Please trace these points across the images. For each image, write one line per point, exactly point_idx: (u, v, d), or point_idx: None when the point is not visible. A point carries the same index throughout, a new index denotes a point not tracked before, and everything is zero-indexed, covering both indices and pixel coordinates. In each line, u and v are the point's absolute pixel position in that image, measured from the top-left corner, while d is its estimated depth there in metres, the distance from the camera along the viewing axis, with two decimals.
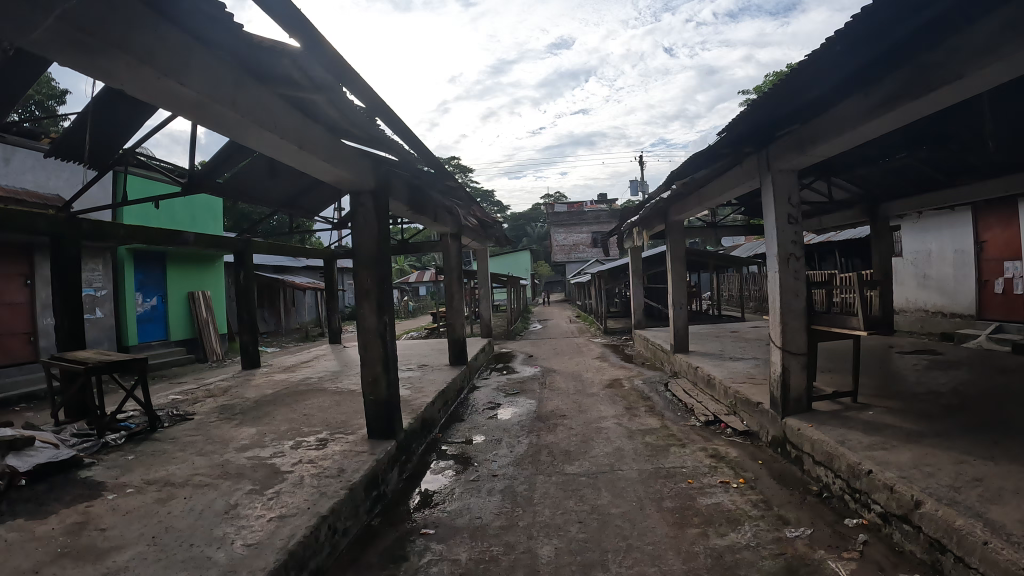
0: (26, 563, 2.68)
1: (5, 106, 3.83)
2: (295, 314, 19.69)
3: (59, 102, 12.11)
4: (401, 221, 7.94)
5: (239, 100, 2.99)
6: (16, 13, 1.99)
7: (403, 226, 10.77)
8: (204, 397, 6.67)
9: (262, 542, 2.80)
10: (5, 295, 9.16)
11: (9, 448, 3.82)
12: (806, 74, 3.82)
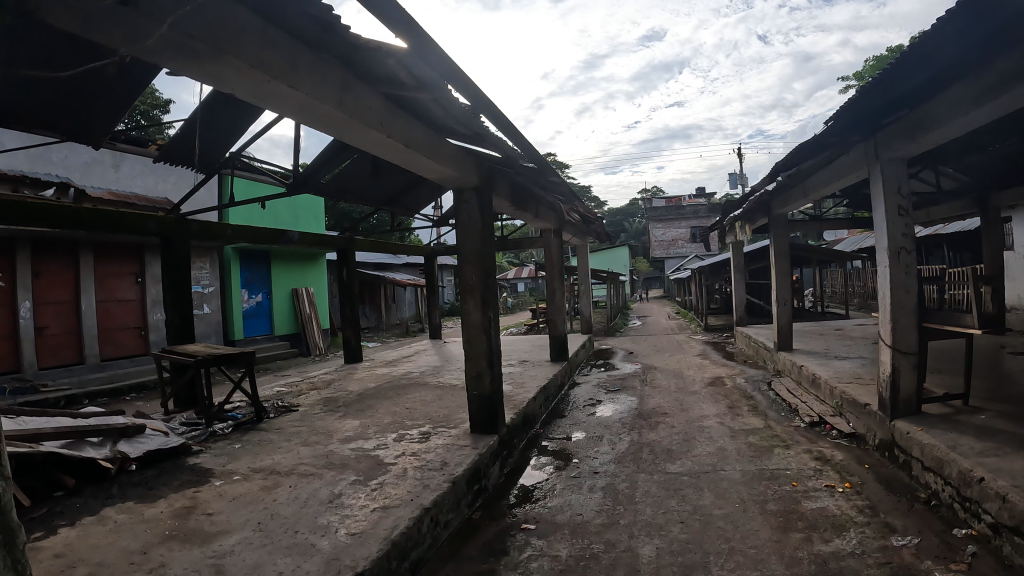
0: (135, 544, 2.86)
1: (115, 117, 4.05)
2: (396, 311, 20.14)
3: (164, 111, 12.87)
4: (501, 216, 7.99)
5: (345, 101, 3.10)
6: (130, 23, 2.10)
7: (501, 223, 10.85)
8: (309, 390, 6.92)
9: (365, 531, 2.87)
10: (118, 292, 9.82)
11: (121, 434, 4.15)
12: (909, 62, 3.64)
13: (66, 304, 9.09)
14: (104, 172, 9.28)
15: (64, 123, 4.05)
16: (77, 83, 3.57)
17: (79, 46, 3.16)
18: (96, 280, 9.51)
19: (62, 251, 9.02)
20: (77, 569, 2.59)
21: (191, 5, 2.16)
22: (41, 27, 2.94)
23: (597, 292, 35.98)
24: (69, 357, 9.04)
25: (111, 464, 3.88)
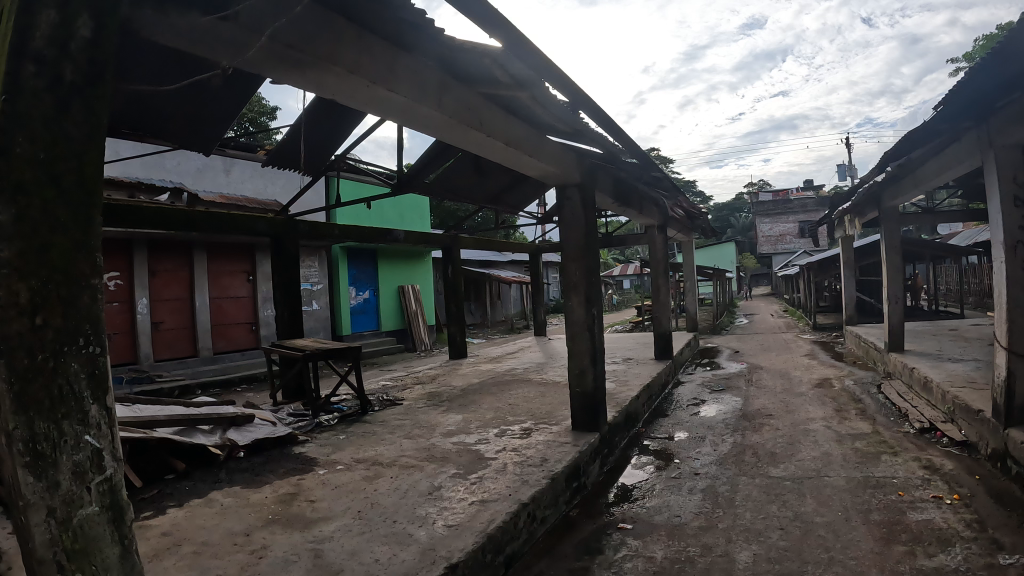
0: (239, 526, 3.01)
1: (221, 123, 4.22)
2: (502, 307, 20.42)
3: (270, 117, 13.51)
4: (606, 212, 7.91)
5: (443, 101, 3.19)
6: (236, 41, 2.22)
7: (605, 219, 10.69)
8: (413, 384, 7.12)
9: (463, 524, 2.93)
10: (229, 290, 10.32)
11: (231, 423, 4.37)
12: (1017, 43, 3.42)
13: (181, 300, 9.66)
14: (216, 177, 9.80)
15: (175, 131, 4.26)
16: (186, 93, 3.74)
17: (191, 65, 3.32)
18: (209, 278, 10.02)
19: (176, 251, 9.59)
20: (183, 548, 2.77)
21: (292, 15, 2.26)
22: (156, 50, 3.09)
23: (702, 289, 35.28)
24: (182, 350, 9.64)
25: (220, 451, 4.10)
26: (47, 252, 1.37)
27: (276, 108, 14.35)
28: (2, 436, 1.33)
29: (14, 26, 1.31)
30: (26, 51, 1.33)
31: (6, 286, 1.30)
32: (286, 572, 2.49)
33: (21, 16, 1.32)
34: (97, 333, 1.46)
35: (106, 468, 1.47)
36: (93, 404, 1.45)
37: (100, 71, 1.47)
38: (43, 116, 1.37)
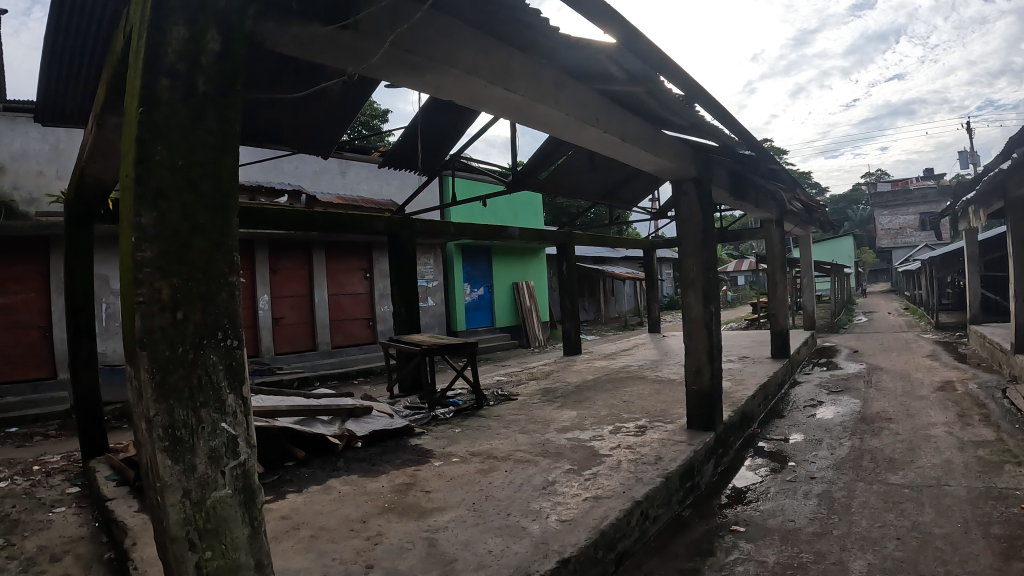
0: (356, 513, 3.14)
1: (338, 127, 4.40)
2: (616, 304, 20.21)
3: (382, 121, 14.02)
4: (721, 206, 7.70)
5: (559, 99, 3.21)
6: (358, 51, 2.32)
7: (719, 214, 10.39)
8: (528, 379, 7.21)
9: (576, 519, 2.94)
10: (347, 287, 10.77)
11: (349, 414, 4.58)
12: None
13: (300, 297, 10.16)
14: (333, 179, 10.26)
15: (296, 137, 4.50)
16: (304, 100, 3.93)
17: (308, 73, 3.48)
18: (328, 275, 10.48)
19: (296, 250, 10.11)
20: (302, 531, 2.92)
21: (412, 22, 2.33)
22: (273, 62, 3.27)
23: (818, 286, 33.70)
24: (303, 344, 10.17)
25: (338, 441, 4.27)
26: (188, 253, 1.48)
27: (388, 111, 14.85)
28: (145, 421, 1.45)
29: (147, 43, 1.44)
30: (159, 66, 1.46)
31: (150, 284, 1.42)
32: (402, 559, 2.58)
33: (153, 33, 1.45)
34: (234, 326, 1.55)
35: (240, 453, 1.55)
36: (230, 393, 1.54)
37: (230, 82, 1.58)
38: (180, 125, 1.49)
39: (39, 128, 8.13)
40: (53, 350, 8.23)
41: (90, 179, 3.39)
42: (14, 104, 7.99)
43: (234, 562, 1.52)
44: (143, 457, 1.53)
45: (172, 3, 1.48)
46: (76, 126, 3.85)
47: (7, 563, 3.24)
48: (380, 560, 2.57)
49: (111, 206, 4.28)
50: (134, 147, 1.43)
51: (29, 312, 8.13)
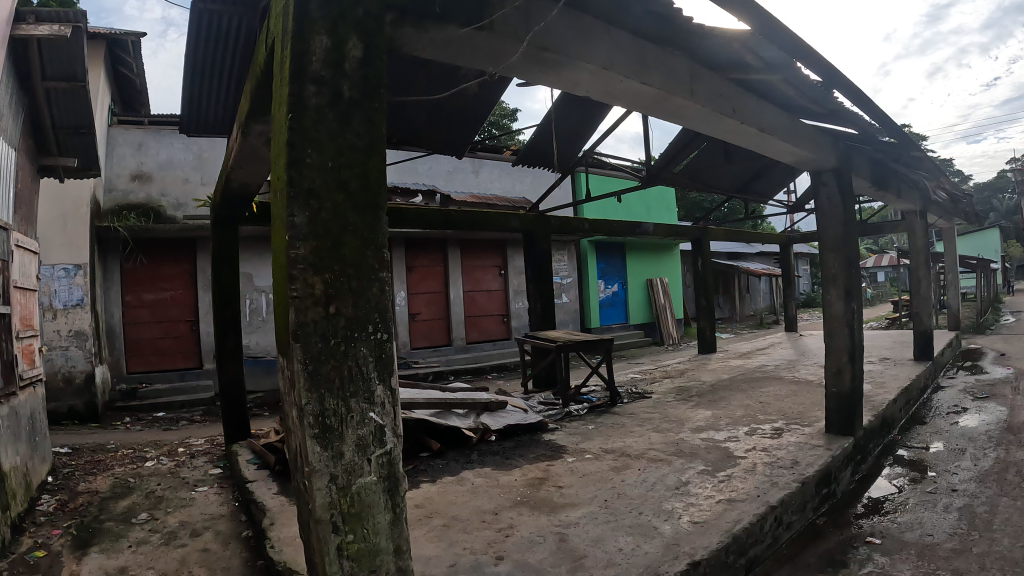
0: (489, 505, 3.21)
1: (473, 127, 4.49)
2: (751, 301, 19.42)
3: (512, 120, 14.24)
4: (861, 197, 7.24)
5: (695, 91, 3.14)
6: (494, 50, 2.35)
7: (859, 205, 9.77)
8: (661, 377, 7.09)
9: (709, 522, 2.87)
10: (483, 284, 11.02)
11: (484, 408, 4.66)
12: None
13: (437, 293, 10.52)
14: (466, 179, 10.54)
15: (430, 139, 4.59)
16: (436, 102, 4.05)
17: (437, 77, 3.59)
18: (464, 273, 10.78)
19: (432, 248, 10.48)
20: (436, 520, 3.03)
21: (548, 20, 2.36)
22: (400, 66, 3.42)
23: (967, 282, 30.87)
24: (439, 339, 10.52)
25: (473, 434, 4.39)
26: (340, 249, 1.57)
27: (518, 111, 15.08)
28: (297, 409, 1.54)
29: (294, 54, 1.55)
30: (306, 74, 1.56)
31: (304, 281, 1.52)
32: (532, 552, 2.62)
33: (298, 44, 1.55)
34: (384, 321, 1.62)
35: (386, 442, 1.62)
36: (379, 384, 1.61)
37: (373, 87, 1.65)
38: (328, 128, 1.58)
39: (182, 139, 8.85)
40: (199, 341, 8.94)
41: (237, 184, 3.66)
42: (159, 118, 8.79)
43: (375, 547, 1.59)
44: (294, 443, 1.63)
45: (314, 14, 1.58)
46: (220, 135, 4.14)
47: (152, 535, 3.57)
48: (510, 552, 2.61)
49: (254, 210, 4.58)
50: (287, 151, 1.53)
51: (178, 307, 8.88)
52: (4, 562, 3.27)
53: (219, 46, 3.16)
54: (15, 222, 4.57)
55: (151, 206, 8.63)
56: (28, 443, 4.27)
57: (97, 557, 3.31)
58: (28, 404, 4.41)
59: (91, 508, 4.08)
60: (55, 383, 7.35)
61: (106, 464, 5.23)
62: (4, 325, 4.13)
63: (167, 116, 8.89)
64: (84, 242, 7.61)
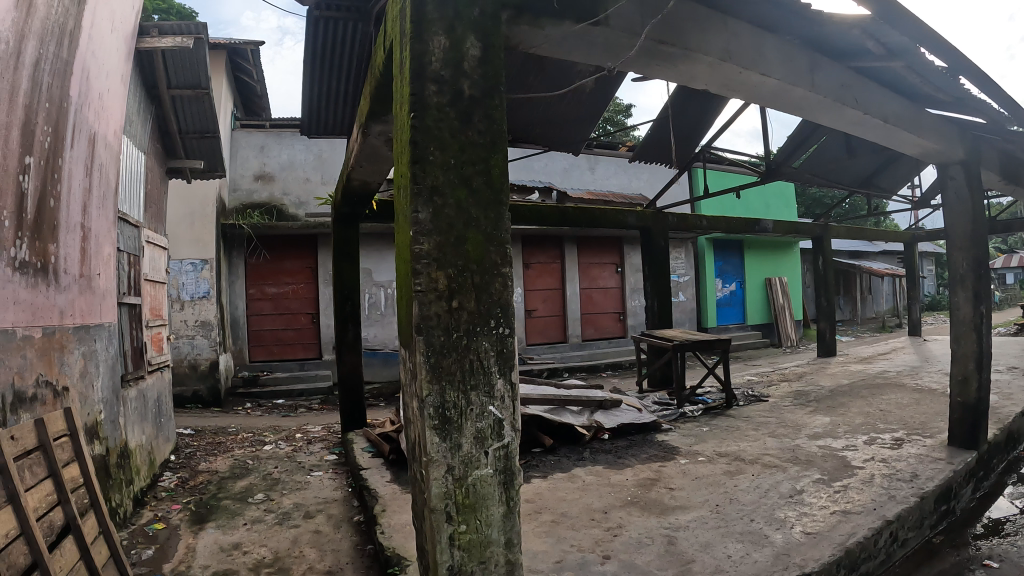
0: (599, 504, 3.19)
1: (587, 123, 4.47)
2: (874, 303, 18.42)
3: (625, 116, 14.15)
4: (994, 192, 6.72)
5: (816, 81, 3.00)
6: (611, 45, 2.34)
7: (991, 201, 9.05)
8: (778, 380, 6.85)
9: (822, 533, 2.73)
10: (599, 281, 10.98)
11: (598, 406, 4.65)
12: None
13: (554, 290, 10.58)
14: (582, 175, 10.55)
15: (547, 136, 4.58)
16: (551, 100, 4.07)
17: (554, 71, 3.63)
18: (581, 270, 10.78)
19: (550, 246, 10.54)
20: (545, 515, 3.04)
21: (664, 12, 2.33)
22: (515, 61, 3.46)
23: None
24: (555, 336, 10.58)
25: (587, 432, 4.37)
26: (463, 245, 1.59)
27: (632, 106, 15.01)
28: (418, 400, 1.58)
29: (414, 54, 1.59)
30: (426, 74, 1.60)
31: (427, 275, 1.55)
32: (639, 553, 2.58)
33: (417, 45, 1.59)
34: (506, 316, 1.63)
35: (504, 436, 1.63)
36: (499, 378, 1.62)
37: (493, 84, 1.67)
38: (449, 126, 1.61)
39: (303, 141, 9.26)
40: (319, 334, 9.31)
41: (356, 182, 3.79)
42: (280, 121, 9.23)
43: (486, 538, 1.61)
44: (413, 432, 1.67)
45: (431, 15, 1.61)
46: (339, 135, 4.28)
47: (266, 514, 3.77)
48: (617, 552, 2.59)
49: (373, 207, 4.72)
50: (411, 150, 1.57)
51: (300, 300, 9.29)
52: (127, 532, 3.54)
53: (336, 52, 3.30)
54: (147, 219, 4.92)
55: (273, 205, 9.13)
56: (154, 424, 4.60)
57: (214, 532, 3.52)
58: (156, 388, 4.75)
59: (209, 487, 4.34)
60: (181, 369, 7.87)
61: (227, 446, 5.55)
62: (135, 315, 4.46)
63: (288, 119, 9.31)
64: (208, 238, 8.11)
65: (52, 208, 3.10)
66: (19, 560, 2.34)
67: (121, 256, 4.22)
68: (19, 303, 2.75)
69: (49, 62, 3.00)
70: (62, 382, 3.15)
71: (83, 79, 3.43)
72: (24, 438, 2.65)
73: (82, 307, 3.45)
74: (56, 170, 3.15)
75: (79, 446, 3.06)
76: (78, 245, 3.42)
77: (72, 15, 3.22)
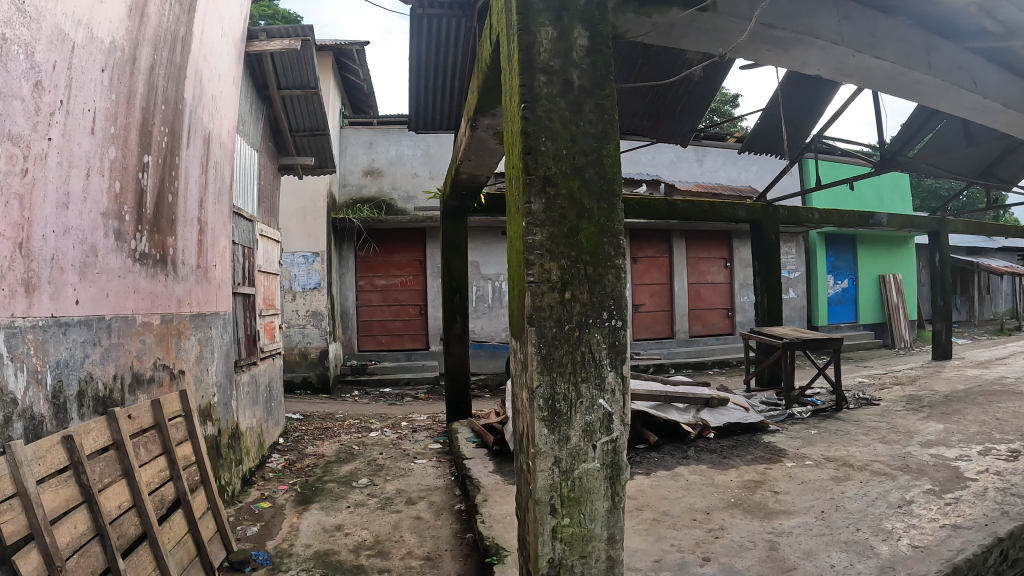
0: (701, 504, 3.14)
1: (695, 113, 4.38)
2: (992, 304, 17.26)
3: (732, 106, 13.89)
4: None
5: (933, 63, 2.85)
6: (720, 31, 2.36)
7: None
8: (891, 384, 6.52)
9: (929, 547, 2.59)
10: (707, 276, 10.74)
11: (705, 404, 4.50)
12: None
13: (661, 284, 10.47)
14: (690, 168, 10.39)
15: (656, 127, 4.52)
16: (659, 89, 4.07)
17: (659, 59, 3.65)
18: (689, 265, 10.60)
19: (657, 240, 10.46)
20: (646, 513, 3.02)
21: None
22: (625, 47, 3.53)
23: None
24: (662, 331, 10.47)
25: (691, 429, 4.31)
26: (576, 236, 1.59)
27: (737, 97, 14.70)
28: (528, 391, 1.60)
29: (522, 46, 1.62)
30: (535, 65, 1.62)
31: (540, 266, 1.57)
32: (740, 557, 2.52)
33: (525, 37, 1.62)
34: (619, 308, 1.62)
35: (613, 430, 1.62)
36: (610, 371, 1.61)
37: (603, 74, 1.66)
38: (561, 117, 1.62)
39: (410, 137, 9.49)
40: (427, 325, 9.49)
41: (466, 176, 3.85)
42: (387, 118, 9.49)
43: (589, 532, 1.61)
44: (522, 423, 1.70)
45: (538, 6, 1.63)
46: (445, 130, 4.33)
47: (369, 499, 3.90)
48: (718, 554, 2.54)
49: (482, 200, 4.87)
50: (523, 141, 1.59)
51: (409, 292, 9.53)
52: (235, 509, 3.74)
53: (442, 48, 3.38)
54: (261, 214, 5.17)
55: (382, 199, 9.39)
56: (265, 407, 4.84)
57: (317, 513, 3.67)
58: (267, 373, 5.00)
59: (316, 470, 4.53)
60: (292, 357, 8.25)
61: (333, 432, 5.76)
62: (249, 304, 4.70)
63: (394, 116, 9.57)
64: (319, 232, 8.44)
65: (170, 204, 3.31)
66: (130, 530, 2.52)
67: (237, 249, 4.46)
68: (139, 291, 2.95)
69: (163, 68, 3.19)
70: (179, 365, 3.36)
71: (196, 82, 3.63)
72: (141, 417, 2.84)
73: (198, 295, 3.66)
74: (173, 168, 3.35)
75: (192, 426, 3.26)
76: (195, 237, 3.63)
77: (184, 22, 3.41)
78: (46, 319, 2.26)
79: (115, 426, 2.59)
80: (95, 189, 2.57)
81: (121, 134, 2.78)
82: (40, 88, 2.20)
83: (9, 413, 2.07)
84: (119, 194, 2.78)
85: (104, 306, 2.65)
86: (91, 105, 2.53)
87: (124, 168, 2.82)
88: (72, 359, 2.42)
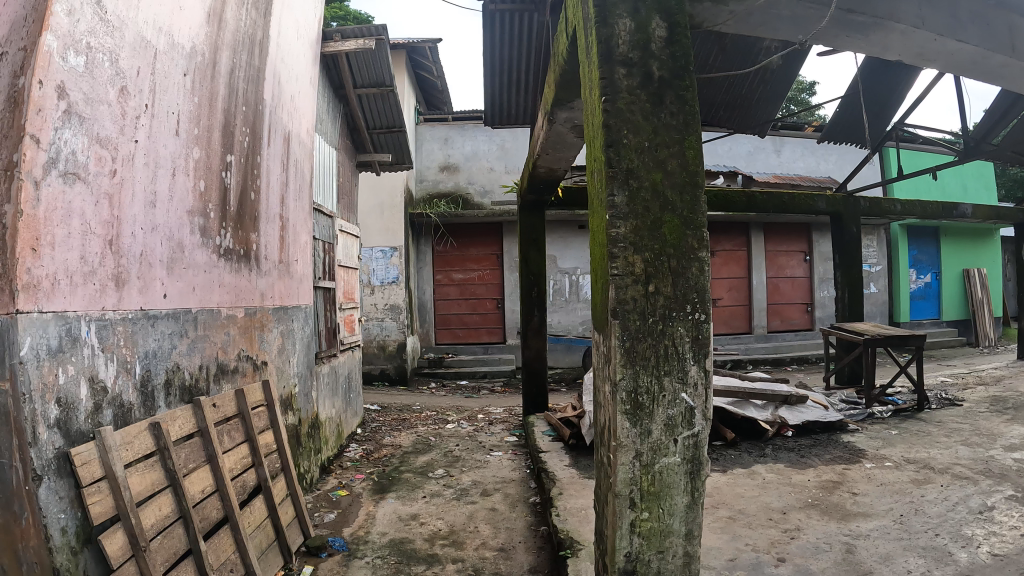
0: (778, 503, 3.07)
1: (770, 104, 4.29)
2: None
3: (810, 94, 13.49)
4: None
5: (1018, 47, 2.72)
6: (803, 15, 2.30)
7: None
8: (977, 384, 6.21)
9: (1011, 556, 2.46)
10: (787, 270, 10.46)
11: (784, 401, 4.39)
12: None
13: (738, 278, 10.26)
14: (767, 159, 10.15)
15: (732, 118, 4.43)
16: (735, 78, 4.01)
17: (734, 49, 3.60)
18: (767, 259, 10.35)
19: (735, 233, 10.24)
20: (721, 511, 2.98)
21: None
22: (699, 35, 3.49)
23: None
24: (739, 326, 10.28)
25: (769, 427, 4.22)
26: (659, 229, 1.58)
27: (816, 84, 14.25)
28: (611, 384, 1.59)
29: (601, 40, 1.62)
30: (614, 58, 1.62)
31: (624, 259, 1.56)
32: (815, 559, 2.46)
33: (603, 30, 1.63)
34: (703, 301, 1.59)
35: (694, 425, 1.60)
36: (693, 365, 1.59)
37: (682, 64, 1.64)
38: (642, 110, 1.61)
39: (484, 131, 9.55)
40: (503, 319, 9.56)
41: (543, 169, 3.85)
42: (462, 114, 9.59)
43: (667, 527, 1.61)
44: (604, 416, 1.70)
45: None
46: (521, 124, 4.35)
47: (444, 489, 3.96)
48: (793, 555, 2.48)
49: (559, 194, 4.86)
50: (605, 133, 1.59)
51: (485, 286, 9.60)
52: (313, 496, 3.86)
53: (510, 43, 3.41)
54: (340, 210, 5.29)
55: (458, 194, 9.49)
56: (344, 398, 4.97)
57: (394, 502, 3.75)
58: (347, 365, 5.14)
59: (393, 460, 4.63)
60: (371, 349, 8.45)
61: (410, 423, 5.86)
62: (329, 298, 4.83)
63: (468, 111, 9.66)
64: (396, 227, 8.58)
65: (253, 201, 3.43)
66: (212, 513, 2.63)
67: (317, 244, 4.59)
68: (224, 286, 3.07)
69: (243, 70, 3.31)
70: (262, 356, 3.49)
71: (275, 83, 3.74)
72: (225, 406, 2.96)
73: (280, 289, 3.78)
74: (255, 167, 3.47)
75: (274, 415, 3.37)
76: (277, 233, 3.75)
77: (260, 26, 3.52)
78: (135, 312, 2.37)
79: (200, 414, 2.72)
80: (180, 188, 2.69)
81: (204, 135, 2.90)
82: (126, 92, 2.31)
83: (100, 400, 2.18)
84: (204, 193, 2.89)
85: (191, 300, 2.77)
86: (175, 108, 2.64)
87: (208, 167, 2.94)
88: (160, 350, 2.54)
